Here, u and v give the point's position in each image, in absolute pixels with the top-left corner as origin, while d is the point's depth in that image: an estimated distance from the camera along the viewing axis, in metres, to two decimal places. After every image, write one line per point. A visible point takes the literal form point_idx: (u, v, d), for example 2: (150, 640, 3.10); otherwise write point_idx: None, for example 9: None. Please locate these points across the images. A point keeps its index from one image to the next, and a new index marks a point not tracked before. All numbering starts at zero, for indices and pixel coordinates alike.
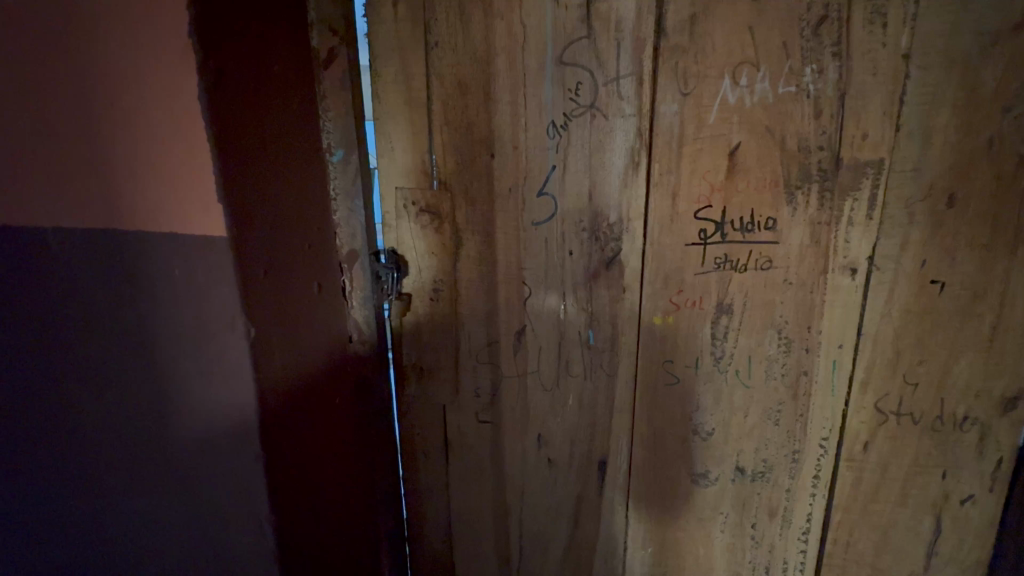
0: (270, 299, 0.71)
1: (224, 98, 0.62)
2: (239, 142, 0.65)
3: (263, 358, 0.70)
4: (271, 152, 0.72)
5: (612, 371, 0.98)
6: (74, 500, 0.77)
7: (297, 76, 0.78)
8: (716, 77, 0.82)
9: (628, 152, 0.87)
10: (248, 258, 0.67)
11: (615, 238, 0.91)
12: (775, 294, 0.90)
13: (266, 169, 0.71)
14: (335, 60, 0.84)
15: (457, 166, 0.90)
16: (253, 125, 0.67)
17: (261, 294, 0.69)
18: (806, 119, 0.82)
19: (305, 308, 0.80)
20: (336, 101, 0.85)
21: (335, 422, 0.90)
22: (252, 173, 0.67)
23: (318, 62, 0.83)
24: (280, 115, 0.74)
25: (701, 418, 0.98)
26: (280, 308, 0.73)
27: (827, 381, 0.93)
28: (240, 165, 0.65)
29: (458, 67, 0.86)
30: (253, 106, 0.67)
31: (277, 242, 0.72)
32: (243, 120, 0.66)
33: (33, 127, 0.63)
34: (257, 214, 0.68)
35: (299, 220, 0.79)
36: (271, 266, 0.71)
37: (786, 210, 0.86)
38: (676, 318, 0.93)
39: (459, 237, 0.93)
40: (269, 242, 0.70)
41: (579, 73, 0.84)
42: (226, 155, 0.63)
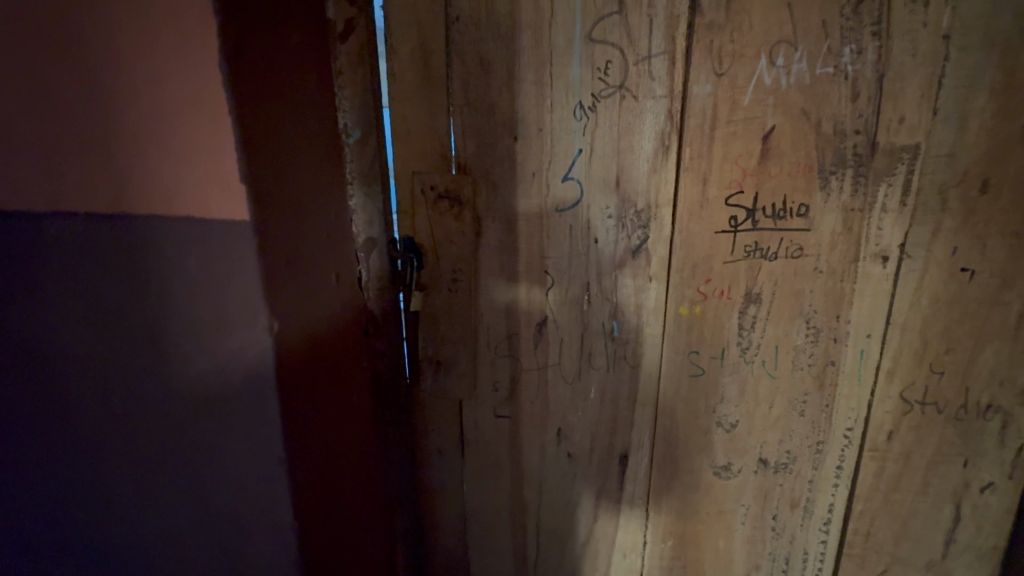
0: (292, 290, 0.69)
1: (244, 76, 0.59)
2: (261, 124, 0.62)
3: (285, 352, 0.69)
4: (292, 136, 0.69)
5: (636, 363, 0.95)
6: (72, 507, 0.71)
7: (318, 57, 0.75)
8: (751, 56, 0.78)
9: (658, 136, 0.83)
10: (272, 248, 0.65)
11: (642, 225, 0.87)
12: (805, 282, 0.88)
13: (287, 154, 0.68)
14: (353, 32, 0.80)
15: (478, 150, 0.86)
16: (276, 108, 0.65)
17: (284, 286, 0.67)
18: (843, 102, 0.79)
19: (325, 300, 0.77)
20: (352, 78, 0.81)
21: (352, 417, 0.88)
22: (274, 158, 0.65)
23: (335, 36, 0.79)
24: (303, 97, 0.71)
25: (725, 410, 0.96)
26: (302, 301, 0.71)
27: (854, 371, 0.92)
28: (261, 149, 0.63)
29: (481, 44, 0.81)
30: (276, 87, 0.65)
31: (299, 231, 0.70)
32: (264, 101, 0.63)
33: (29, 100, 0.57)
34: (279, 200, 0.65)
35: (320, 209, 0.76)
36: (293, 255, 0.69)
37: (819, 197, 0.83)
38: (703, 308, 0.91)
39: (480, 225, 0.88)
40: (291, 231, 0.68)
41: (608, 51, 0.80)
42: (246, 138, 0.60)
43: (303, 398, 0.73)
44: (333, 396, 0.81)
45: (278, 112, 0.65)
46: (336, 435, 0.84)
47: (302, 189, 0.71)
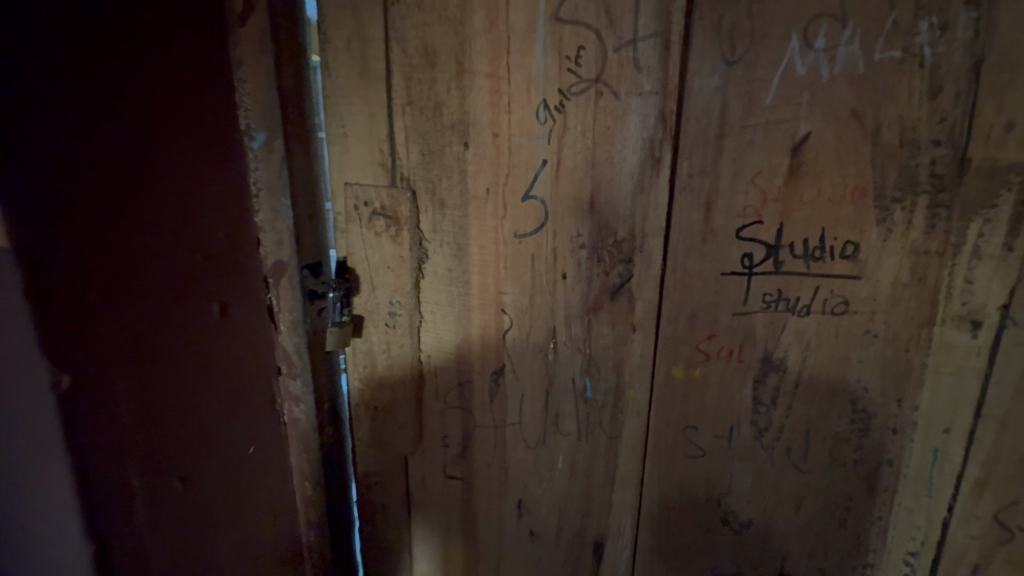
0: (119, 344, 0.52)
1: (52, 62, 0.45)
2: (95, 131, 0.49)
3: (91, 421, 0.49)
4: (201, 154, 0.61)
5: (615, 434, 0.74)
6: None
7: (210, 59, 0.62)
8: (778, 37, 0.57)
9: (646, 144, 0.63)
10: (56, 281, 0.45)
11: (624, 260, 0.67)
12: (850, 349, 0.64)
13: (159, 177, 0.55)
14: (254, 11, 0.63)
15: (423, 159, 0.70)
16: (200, 116, 0.61)
17: (114, 330, 0.51)
18: (916, 99, 0.55)
19: (248, 329, 0.69)
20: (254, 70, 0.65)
21: (247, 475, 0.71)
22: (127, 175, 0.52)
23: (234, 16, 0.63)
24: (202, 108, 0.61)
25: (732, 505, 0.73)
26: (93, 346, 0.49)
27: (922, 477, 0.65)
28: (64, 149, 0.46)
29: (425, 29, 0.66)
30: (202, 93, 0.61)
31: (175, 270, 0.58)
32: (118, 110, 0.51)
33: None
34: (85, 222, 0.48)
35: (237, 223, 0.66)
36: (156, 295, 0.56)
37: (875, 232, 0.59)
38: (703, 371, 0.69)
39: (423, 249, 0.73)
40: (138, 265, 0.53)
41: (581, 33, 0.61)
42: (36, 143, 0.44)
43: (165, 468, 0.58)
44: (240, 422, 0.69)
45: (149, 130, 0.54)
46: (254, 434, 0.72)
47: (173, 215, 0.57)
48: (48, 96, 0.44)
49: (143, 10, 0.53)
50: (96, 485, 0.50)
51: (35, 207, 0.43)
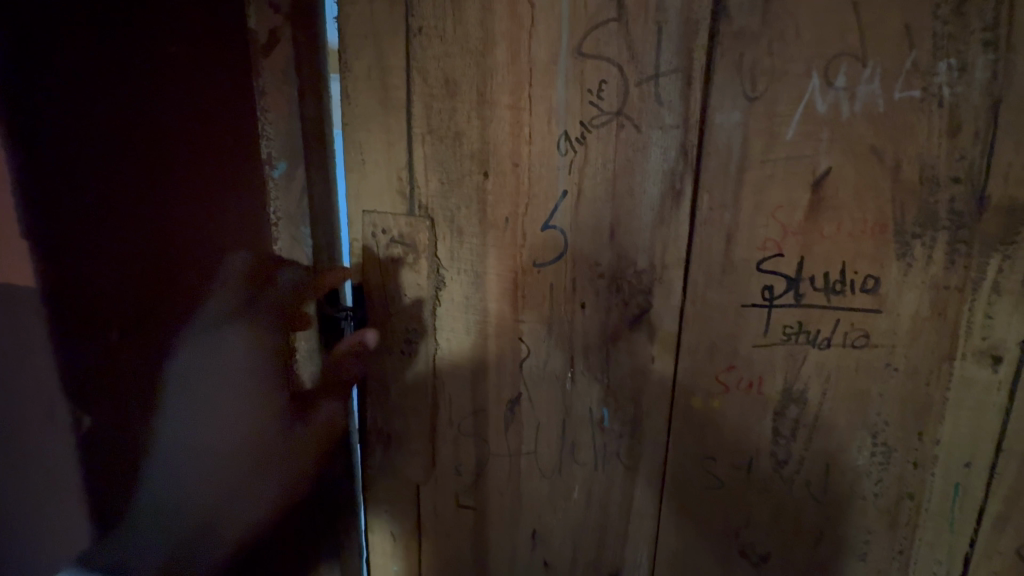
0: (128, 364, 0.55)
1: (65, 109, 0.48)
2: (110, 166, 0.52)
3: (102, 439, 0.53)
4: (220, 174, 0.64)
5: (632, 464, 0.74)
6: None
7: (229, 85, 0.64)
8: (799, 74, 0.57)
9: (666, 176, 0.63)
10: (69, 312, 0.50)
11: (643, 290, 0.67)
12: (871, 382, 0.63)
13: (175, 196, 0.59)
14: (278, 44, 0.66)
15: (442, 187, 0.70)
16: (220, 138, 0.64)
17: (126, 352, 0.55)
18: (935, 138, 0.56)
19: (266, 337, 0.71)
20: (276, 97, 0.68)
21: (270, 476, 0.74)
22: (142, 200, 0.56)
23: (258, 47, 0.66)
24: (223, 131, 0.64)
25: (751, 538, 0.73)
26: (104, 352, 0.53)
27: (943, 511, 0.65)
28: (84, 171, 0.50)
29: (447, 60, 0.66)
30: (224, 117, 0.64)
31: (194, 290, 0.62)
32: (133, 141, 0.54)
33: None
34: (97, 253, 0.52)
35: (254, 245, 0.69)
36: (168, 306, 0.59)
37: (896, 267, 0.60)
38: (723, 402, 0.68)
39: (441, 276, 0.73)
40: (152, 285, 0.57)
41: (603, 68, 0.62)
42: (48, 186, 0.47)
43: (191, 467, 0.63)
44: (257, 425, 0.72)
45: (164, 155, 0.58)
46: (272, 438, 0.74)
47: (189, 234, 0.61)
48: (72, 126, 0.49)
49: (155, 44, 0.56)
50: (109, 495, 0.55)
51: (53, 225, 0.48)
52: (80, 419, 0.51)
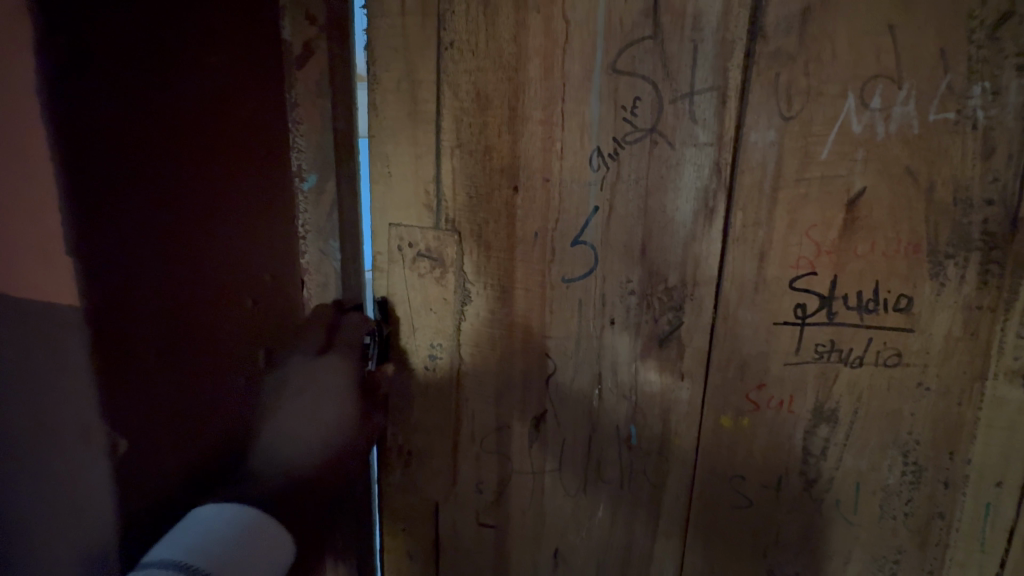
0: (157, 376, 0.54)
1: (104, 124, 0.47)
2: (146, 178, 0.51)
3: (135, 457, 0.52)
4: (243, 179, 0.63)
5: (659, 482, 0.73)
6: None
7: (256, 89, 0.64)
8: (835, 95, 0.58)
9: (700, 193, 0.63)
10: (108, 325, 0.48)
11: (674, 306, 0.67)
12: (902, 401, 0.63)
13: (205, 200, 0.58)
14: (312, 57, 0.68)
15: (470, 201, 0.70)
16: (244, 144, 0.63)
17: (156, 362, 0.53)
18: (969, 159, 0.56)
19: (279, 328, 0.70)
20: (310, 110, 0.68)
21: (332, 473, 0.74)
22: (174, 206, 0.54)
23: (291, 58, 0.67)
24: (247, 136, 0.63)
25: (779, 558, 0.72)
26: (137, 363, 0.51)
27: (974, 531, 0.65)
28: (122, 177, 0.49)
29: (478, 74, 0.66)
30: (247, 123, 0.63)
31: (218, 298, 0.61)
32: (168, 152, 0.53)
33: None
34: (133, 267, 0.50)
35: (276, 256, 0.69)
36: (199, 313, 0.58)
37: (929, 286, 0.60)
38: (753, 420, 0.68)
39: (467, 290, 0.72)
40: (181, 297, 0.56)
41: (637, 84, 0.62)
42: (84, 203, 0.46)
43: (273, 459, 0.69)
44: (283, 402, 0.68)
45: (199, 164, 0.57)
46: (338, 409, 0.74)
47: (220, 241, 0.60)
48: (109, 130, 0.48)
49: (186, 49, 0.55)
50: (143, 508, 0.54)
51: (94, 229, 0.47)
52: (117, 441, 0.50)
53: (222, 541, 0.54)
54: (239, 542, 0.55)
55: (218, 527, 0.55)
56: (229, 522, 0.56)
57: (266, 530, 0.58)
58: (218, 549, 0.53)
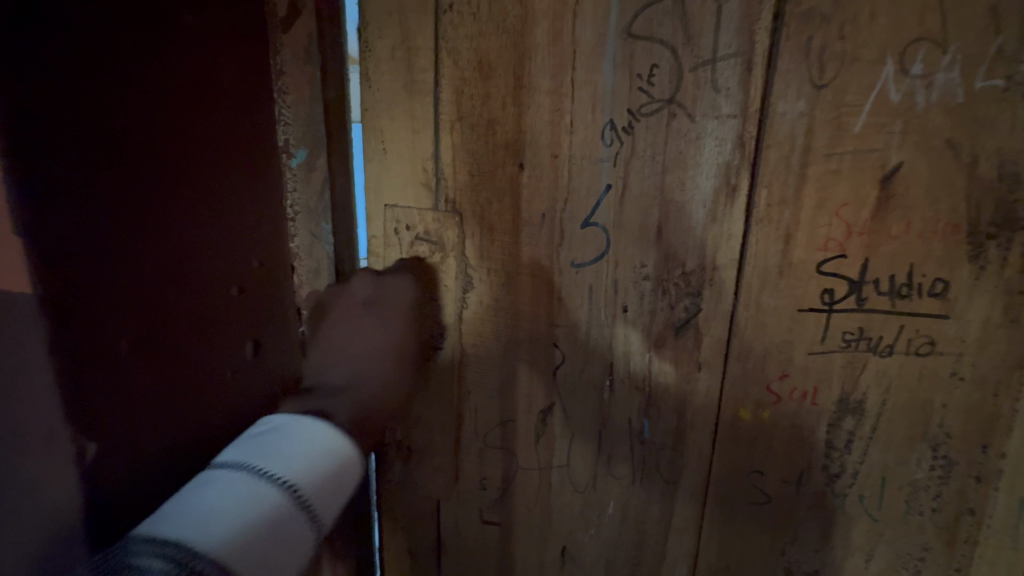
0: (132, 372, 0.49)
1: (68, 88, 0.42)
2: (115, 151, 0.46)
3: (102, 468, 0.47)
4: (226, 159, 0.58)
5: (672, 478, 0.69)
6: None
7: (241, 62, 0.59)
8: (871, 61, 0.53)
9: (722, 170, 0.58)
10: (72, 313, 0.43)
11: (691, 293, 0.62)
12: (933, 392, 0.60)
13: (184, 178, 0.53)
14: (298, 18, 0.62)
15: (472, 180, 0.65)
16: (226, 120, 0.58)
17: (131, 356, 0.48)
18: (1016, 131, 0.52)
19: (264, 325, 0.65)
20: (298, 90, 0.63)
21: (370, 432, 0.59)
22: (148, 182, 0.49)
23: (276, 22, 0.62)
24: (230, 114, 0.58)
25: (797, 554, 0.69)
26: (106, 359, 0.46)
27: (1005, 528, 0.61)
28: (92, 151, 0.44)
29: (481, 41, 0.61)
30: (230, 99, 0.58)
31: (198, 287, 0.56)
32: (145, 122, 0.49)
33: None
34: (106, 251, 0.46)
35: (260, 242, 0.64)
36: (175, 303, 0.53)
37: (967, 271, 0.56)
38: (773, 413, 0.64)
39: (468, 277, 0.67)
40: (156, 295, 0.51)
41: (655, 50, 0.57)
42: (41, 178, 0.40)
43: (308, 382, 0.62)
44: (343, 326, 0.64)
45: (180, 146, 0.52)
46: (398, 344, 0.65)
47: (203, 229, 0.55)
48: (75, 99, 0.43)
49: (164, 17, 0.50)
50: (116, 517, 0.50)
51: (55, 210, 0.41)
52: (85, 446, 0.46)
53: (303, 452, 0.51)
54: (323, 463, 0.51)
55: (306, 443, 0.51)
56: (311, 439, 0.52)
57: (341, 445, 0.53)
58: (301, 465, 0.50)
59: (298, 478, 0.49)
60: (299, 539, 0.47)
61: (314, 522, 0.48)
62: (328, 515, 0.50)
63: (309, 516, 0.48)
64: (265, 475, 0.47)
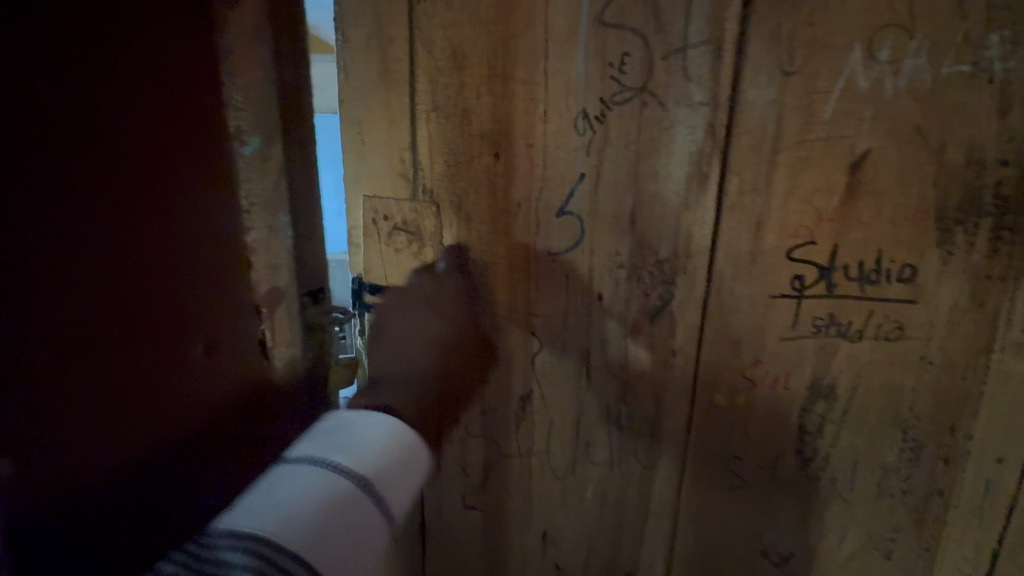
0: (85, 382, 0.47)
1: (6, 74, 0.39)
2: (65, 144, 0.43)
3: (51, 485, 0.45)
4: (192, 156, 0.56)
5: (649, 463, 0.70)
6: None
7: (203, 53, 0.56)
8: (840, 48, 0.53)
9: (694, 157, 0.59)
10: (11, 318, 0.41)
11: (665, 281, 0.63)
12: (902, 375, 0.61)
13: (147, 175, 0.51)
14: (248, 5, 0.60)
15: (448, 170, 0.65)
16: (188, 114, 0.55)
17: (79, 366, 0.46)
18: (983, 117, 0.52)
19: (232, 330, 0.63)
20: (250, 75, 0.61)
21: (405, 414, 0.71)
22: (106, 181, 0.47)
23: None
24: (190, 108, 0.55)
25: (772, 537, 0.70)
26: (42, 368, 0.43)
27: (974, 509, 0.62)
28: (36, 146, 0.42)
29: (454, 30, 0.61)
30: (192, 90, 0.55)
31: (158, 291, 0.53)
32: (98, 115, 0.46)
33: None
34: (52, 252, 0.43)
35: (226, 243, 0.61)
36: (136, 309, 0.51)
37: (935, 255, 0.56)
38: (747, 399, 0.65)
39: (443, 266, 0.68)
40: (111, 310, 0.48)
41: (627, 39, 0.57)
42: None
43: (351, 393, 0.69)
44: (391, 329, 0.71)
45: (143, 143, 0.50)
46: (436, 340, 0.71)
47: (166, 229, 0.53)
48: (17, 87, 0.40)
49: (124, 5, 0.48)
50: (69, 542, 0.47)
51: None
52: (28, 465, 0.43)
53: (367, 446, 0.57)
54: (388, 456, 0.58)
55: (365, 437, 0.58)
56: (373, 436, 0.58)
57: (404, 437, 0.60)
58: (366, 459, 0.56)
59: (368, 470, 0.55)
60: (371, 523, 0.53)
61: (383, 507, 0.55)
62: (397, 502, 0.57)
63: (378, 504, 0.54)
64: (336, 467, 0.54)
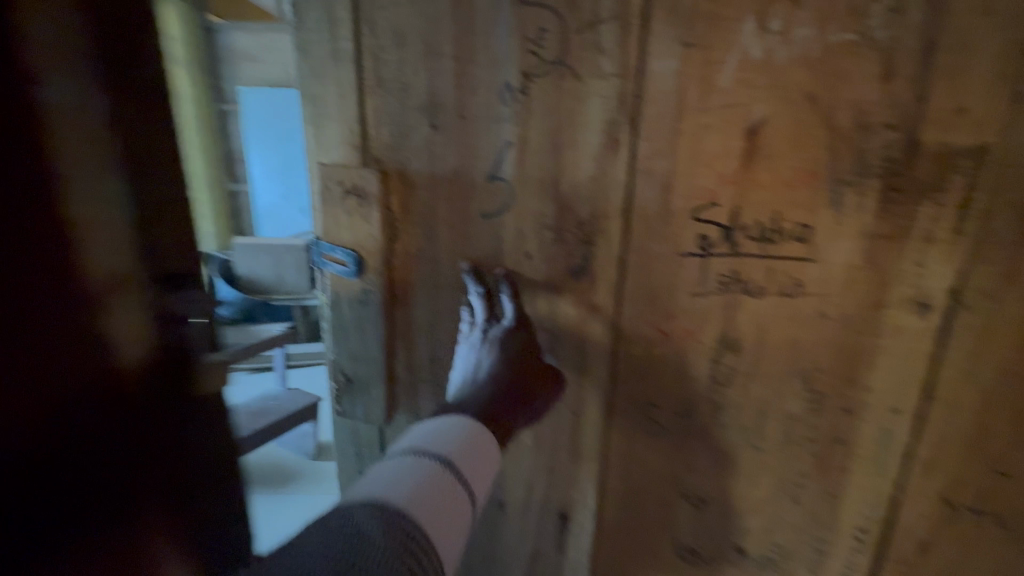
0: None
1: None
2: None
3: None
4: None
5: (577, 410, 0.77)
6: None
7: None
8: (735, 20, 0.57)
9: (607, 125, 0.64)
10: None
11: (585, 241, 0.69)
12: (801, 330, 0.65)
13: None
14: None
15: (393, 140, 0.72)
16: None
17: None
18: (869, 82, 0.55)
19: None
20: None
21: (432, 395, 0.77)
22: None
23: None
24: None
25: (691, 480, 0.76)
26: None
27: (872, 455, 0.67)
28: None
29: (394, 11, 0.67)
30: None
31: None
32: None
33: None
34: None
35: None
36: None
37: (829, 216, 0.60)
38: (662, 351, 0.71)
39: (395, 228, 0.75)
40: None
41: (543, 15, 0.62)
42: None
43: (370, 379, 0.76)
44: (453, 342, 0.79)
45: None
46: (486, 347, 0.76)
47: None
48: None
49: None
50: None
51: None
52: None
53: (445, 438, 0.60)
54: (463, 449, 0.59)
55: (444, 432, 0.60)
56: (449, 434, 0.61)
57: (479, 438, 0.62)
58: (453, 445, 0.59)
59: (451, 454, 0.58)
60: (458, 505, 0.56)
61: (467, 490, 0.58)
62: (477, 491, 0.60)
63: (465, 488, 0.57)
64: (428, 452, 0.57)
